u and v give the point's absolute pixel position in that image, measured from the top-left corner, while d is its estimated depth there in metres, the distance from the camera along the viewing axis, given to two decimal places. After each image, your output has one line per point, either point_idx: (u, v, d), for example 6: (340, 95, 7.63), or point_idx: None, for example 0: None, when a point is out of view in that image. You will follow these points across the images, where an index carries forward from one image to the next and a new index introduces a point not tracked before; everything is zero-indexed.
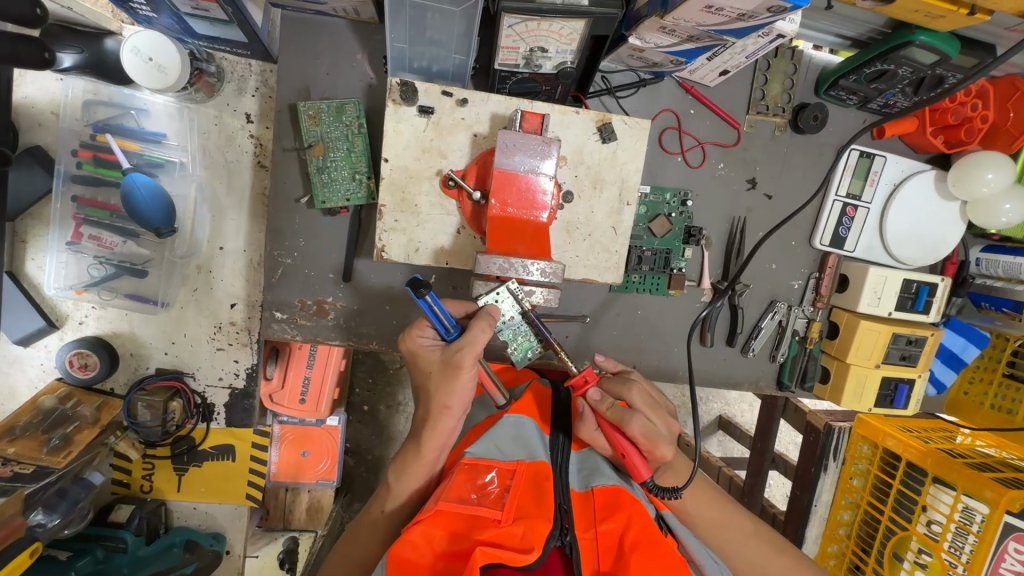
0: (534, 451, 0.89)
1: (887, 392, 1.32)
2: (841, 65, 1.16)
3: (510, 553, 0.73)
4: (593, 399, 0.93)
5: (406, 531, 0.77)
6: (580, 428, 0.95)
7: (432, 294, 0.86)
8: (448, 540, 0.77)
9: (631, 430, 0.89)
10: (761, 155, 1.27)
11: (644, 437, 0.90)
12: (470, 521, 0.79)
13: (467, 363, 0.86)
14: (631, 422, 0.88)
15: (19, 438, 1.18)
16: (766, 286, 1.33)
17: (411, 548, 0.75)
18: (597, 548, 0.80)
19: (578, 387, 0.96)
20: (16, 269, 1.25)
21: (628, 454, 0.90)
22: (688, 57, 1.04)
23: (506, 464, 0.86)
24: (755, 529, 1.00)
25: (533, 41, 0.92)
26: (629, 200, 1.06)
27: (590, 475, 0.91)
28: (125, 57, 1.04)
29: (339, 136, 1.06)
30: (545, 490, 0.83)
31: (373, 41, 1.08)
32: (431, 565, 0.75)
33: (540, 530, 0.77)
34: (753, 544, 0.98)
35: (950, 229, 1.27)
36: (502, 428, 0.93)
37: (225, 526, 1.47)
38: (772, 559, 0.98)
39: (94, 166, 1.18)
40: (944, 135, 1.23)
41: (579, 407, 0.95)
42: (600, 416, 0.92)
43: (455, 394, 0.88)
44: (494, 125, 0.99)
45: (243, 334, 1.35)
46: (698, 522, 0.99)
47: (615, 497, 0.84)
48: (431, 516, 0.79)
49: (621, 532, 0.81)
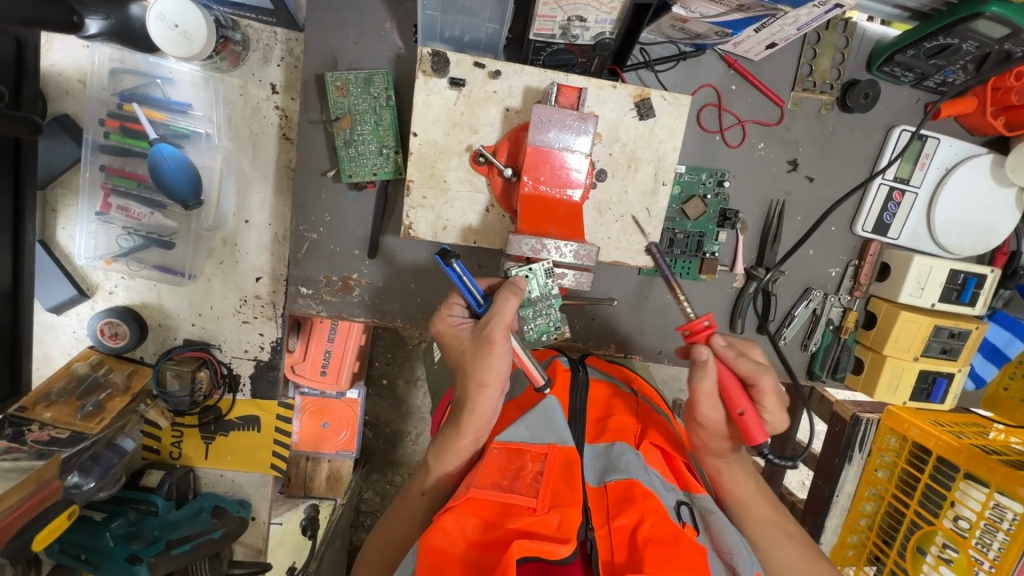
0: (563, 436, 0.88)
1: (924, 386, 1.27)
2: (898, 39, 1.08)
3: (545, 544, 0.72)
4: (719, 345, 0.88)
5: (440, 518, 0.77)
6: (701, 374, 0.85)
7: (461, 264, 0.83)
8: (481, 528, 0.77)
9: (763, 383, 0.88)
10: (804, 135, 1.20)
11: (771, 394, 0.89)
12: (502, 508, 0.79)
13: (499, 336, 0.83)
14: (764, 375, 0.88)
15: (55, 403, 1.22)
16: (802, 272, 1.28)
17: (444, 535, 0.76)
18: (611, 542, 0.80)
19: (695, 334, 0.88)
20: (48, 238, 1.26)
21: (746, 410, 0.86)
22: (735, 28, 0.98)
23: (538, 447, 0.86)
24: (796, 534, 0.97)
25: (572, 9, 0.87)
26: (665, 180, 1.02)
27: (606, 469, 0.89)
28: (150, 24, 1.02)
29: (366, 109, 1.04)
30: (575, 475, 0.83)
31: (402, 9, 1.04)
32: (464, 554, 0.75)
33: (574, 520, 0.76)
34: (795, 548, 0.95)
35: (1003, 219, 1.20)
36: (536, 410, 0.92)
37: (250, 494, 1.50)
38: (812, 564, 0.95)
39: (122, 135, 1.17)
40: (1005, 117, 1.15)
41: (702, 353, 0.85)
42: (726, 364, 0.87)
43: (489, 370, 0.85)
44: (527, 99, 0.95)
45: (268, 307, 1.35)
46: (750, 513, 0.98)
47: (628, 491, 0.83)
48: (462, 503, 0.79)
49: (634, 526, 0.80)
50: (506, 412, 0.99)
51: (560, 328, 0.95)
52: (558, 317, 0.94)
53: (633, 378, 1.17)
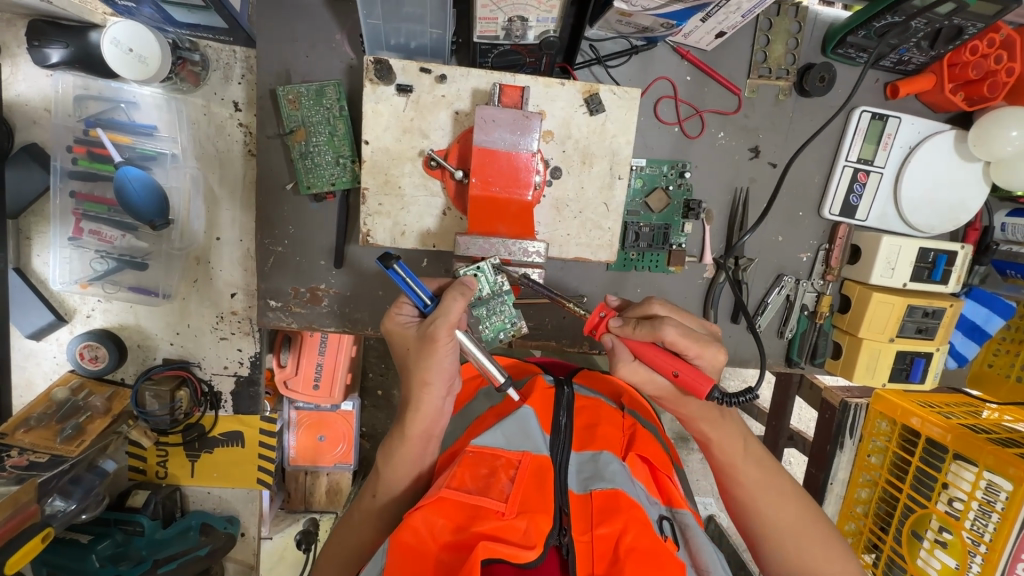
0: (538, 445, 0.87)
1: (902, 366, 1.26)
2: (849, 20, 1.08)
3: (511, 548, 0.71)
4: (616, 328, 0.87)
5: (411, 515, 0.75)
6: (618, 364, 0.87)
7: (403, 265, 0.85)
8: (451, 529, 0.75)
9: (666, 338, 0.83)
10: (764, 122, 1.20)
11: (685, 338, 0.83)
12: (471, 511, 0.77)
13: (443, 335, 0.83)
14: (662, 327, 0.83)
15: (34, 428, 1.22)
16: (773, 259, 1.27)
17: (414, 534, 0.74)
18: (593, 552, 0.76)
19: (595, 327, 0.90)
20: (23, 265, 1.28)
21: (680, 370, 0.83)
22: (679, 19, 0.98)
23: (511, 454, 0.84)
24: (792, 493, 0.94)
25: (512, 9, 0.88)
26: (620, 173, 1.02)
27: (591, 477, 0.84)
28: (105, 49, 1.04)
29: (321, 120, 1.05)
30: (548, 483, 0.81)
31: (351, 19, 1.05)
32: (436, 554, 0.74)
33: (542, 527, 0.75)
34: (793, 506, 0.93)
35: (970, 194, 1.20)
36: (512, 420, 0.91)
37: (239, 510, 1.50)
38: (808, 526, 0.92)
39: (89, 161, 1.19)
40: (964, 92, 1.15)
41: (606, 341, 0.88)
42: (631, 343, 0.86)
43: (434, 367, 0.86)
44: (476, 101, 0.96)
45: (245, 322, 1.36)
46: (741, 476, 0.94)
47: (613, 502, 0.79)
48: (432, 502, 0.77)
49: (617, 535, 0.76)
50: (483, 418, 0.98)
51: (516, 326, 0.92)
52: (513, 312, 0.92)
53: (621, 390, 1.13)
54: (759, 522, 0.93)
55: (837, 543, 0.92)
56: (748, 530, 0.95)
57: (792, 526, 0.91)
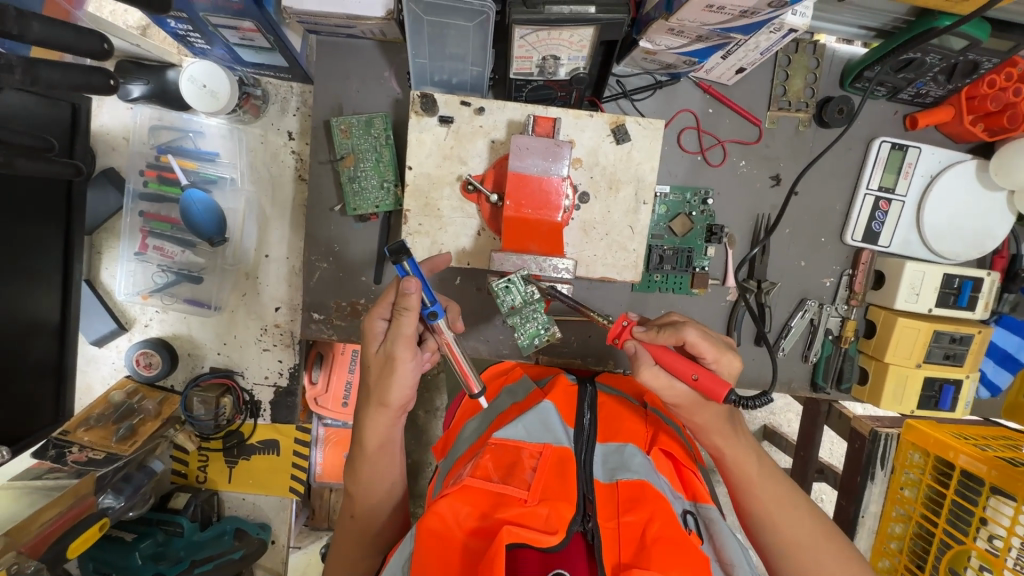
0: (559, 437, 0.90)
1: (931, 394, 1.25)
2: (866, 56, 1.14)
3: (533, 533, 0.73)
4: (640, 333, 0.91)
5: (435, 503, 0.77)
6: (638, 368, 0.88)
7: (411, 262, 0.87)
8: (476, 516, 0.78)
9: (688, 339, 0.88)
10: (784, 152, 1.25)
11: (704, 344, 0.89)
12: (496, 499, 0.79)
13: (402, 353, 0.90)
14: (685, 329, 0.88)
15: (94, 426, 1.31)
16: (796, 283, 1.29)
17: (439, 521, 0.76)
18: (619, 538, 0.78)
19: (619, 335, 0.93)
20: (93, 278, 1.40)
21: (699, 373, 0.86)
22: (701, 57, 1.05)
23: (532, 445, 0.87)
24: (807, 510, 0.95)
25: (546, 49, 0.96)
26: (645, 199, 1.08)
27: (616, 467, 0.87)
28: (183, 86, 1.17)
29: (368, 148, 1.15)
30: (569, 473, 0.83)
31: (399, 59, 1.16)
32: (462, 541, 0.76)
33: (563, 514, 0.77)
34: (808, 523, 0.93)
35: (995, 222, 1.21)
36: (532, 414, 0.94)
37: (271, 517, 1.55)
38: (821, 546, 0.92)
39: (159, 184, 1.32)
40: (985, 123, 1.18)
41: (628, 348, 0.90)
42: (653, 347, 0.89)
43: (395, 390, 0.93)
44: (511, 131, 1.04)
45: (287, 335, 1.44)
46: (759, 493, 0.94)
47: (639, 492, 0.81)
48: (457, 490, 0.79)
49: (644, 524, 0.78)
50: (507, 411, 1.01)
51: (550, 330, 0.98)
52: (546, 319, 0.98)
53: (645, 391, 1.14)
54: (777, 539, 0.93)
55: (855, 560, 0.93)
56: (762, 546, 0.95)
57: (811, 542, 0.92)
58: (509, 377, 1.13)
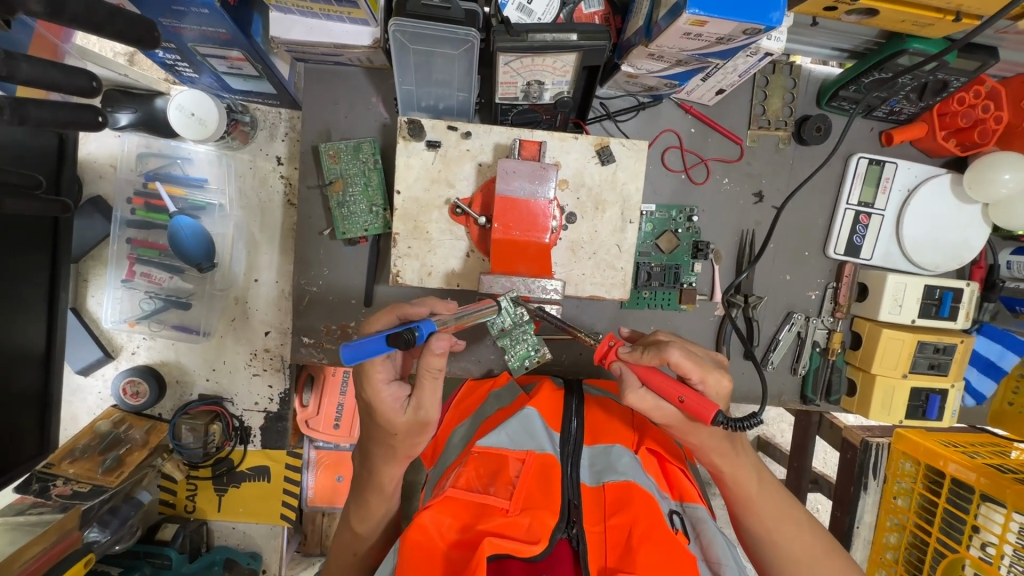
0: (542, 443, 0.89)
1: (917, 403, 1.27)
2: (840, 77, 1.18)
3: (516, 543, 0.73)
4: (624, 353, 0.91)
5: (419, 515, 0.77)
6: (624, 391, 0.89)
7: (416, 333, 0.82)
8: (458, 528, 0.78)
9: (671, 359, 0.86)
10: (765, 169, 1.28)
11: (689, 363, 0.87)
12: (478, 509, 0.79)
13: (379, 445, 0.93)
14: (668, 350, 0.87)
15: (79, 458, 1.30)
16: (782, 297, 1.31)
17: (423, 533, 0.76)
18: (605, 542, 0.79)
19: (605, 356, 0.93)
20: (79, 306, 1.39)
21: (686, 396, 0.84)
22: (681, 80, 1.08)
23: (516, 452, 0.86)
24: (805, 522, 0.96)
25: (530, 75, 0.98)
26: (631, 218, 1.09)
27: (603, 470, 0.88)
28: (170, 114, 1.17)
29: (357, 172, 1.16)
30: (552, 482, 0.83)
31: (386, 85, 1.18)
32: (444, 552, 0.75)
33: (546, 522, 0.77)
34: (808, 539, 0.94)
35: (972, 234, 1.24)
36: (514, 420, 0.92)
37: (261, 546, 1.52)
38: (822, 560, 0.94)
39: (146, 211, 1.32)
40: (957, 139, 1.21)
41: (615, 369, 0.91)
42: (638, 368, 0.89)
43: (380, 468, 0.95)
44: (497, 154, 1.06)
45: (277, 360, 1.44)
46: (758, 509, 0.95)
47: (626, 493, 0.82)
48: (439, 502, 0.79)
49: (629, 526, 0.78)
50: (494, 417, 1.00)
51: (541, 350, 1.00)
52: (536, 340, 1.00)
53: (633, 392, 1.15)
54: (775, 554, 0.94)
55: (850, 570, 0.95)
56: (763, 561, 0.96)
57: (813, 557, 0.94)
58: (495, 380, 1.12)
